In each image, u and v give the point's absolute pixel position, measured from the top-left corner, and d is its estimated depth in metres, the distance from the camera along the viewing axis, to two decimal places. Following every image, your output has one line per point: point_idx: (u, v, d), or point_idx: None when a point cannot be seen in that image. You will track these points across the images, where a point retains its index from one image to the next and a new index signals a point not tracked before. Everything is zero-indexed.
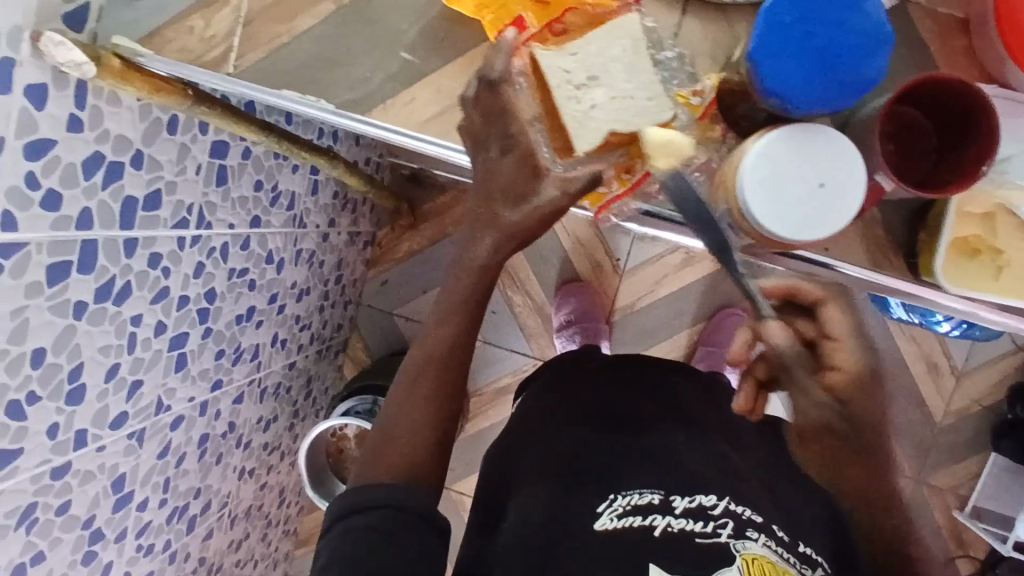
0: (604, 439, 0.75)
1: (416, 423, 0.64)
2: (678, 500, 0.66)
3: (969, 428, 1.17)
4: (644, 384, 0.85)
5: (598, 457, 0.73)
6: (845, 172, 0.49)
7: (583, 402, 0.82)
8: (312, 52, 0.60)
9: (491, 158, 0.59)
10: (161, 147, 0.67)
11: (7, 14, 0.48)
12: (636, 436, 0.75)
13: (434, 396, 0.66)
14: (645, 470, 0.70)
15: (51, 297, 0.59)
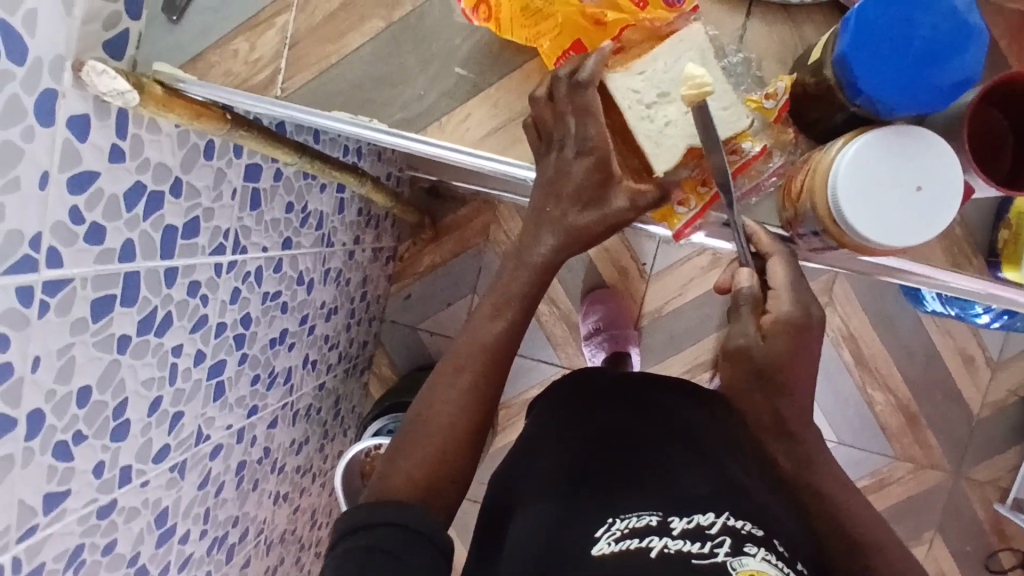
0: (626, 455, 0.58)
1: (450, 438, 0.56)
2: (677, 519, 0.49)
3: (1009, 420, 1.16)
4: (671, 419, 0.62)
5: (603, 472, 0.57)
6: (940, 175, 0.47)
7: (609, 419, 0.63)
8: (363, 72, 0.57)
9: (564, 156, 0.56)
10: (199, 173, 0.65)
11: (51, 44, 0.47)
12: (678, 466, 0.56)
13: (467, 400, 0.57)
14: (655, 490, 0.53)
15: (96, 332, 0.57)
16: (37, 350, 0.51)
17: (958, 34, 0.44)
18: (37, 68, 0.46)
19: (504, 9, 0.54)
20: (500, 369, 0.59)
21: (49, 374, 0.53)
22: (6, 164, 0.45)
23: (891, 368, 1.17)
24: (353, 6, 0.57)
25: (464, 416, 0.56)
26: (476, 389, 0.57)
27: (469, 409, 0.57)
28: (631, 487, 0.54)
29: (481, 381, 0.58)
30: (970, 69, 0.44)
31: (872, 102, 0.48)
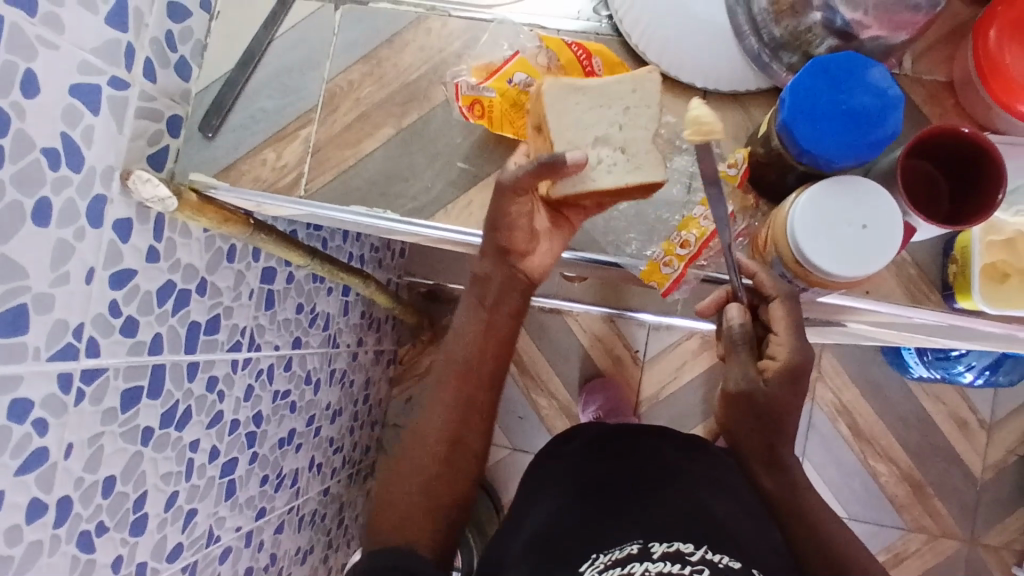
0: (602, 503, 0.60)
1: (429, 469, 0.61)
2: (656, 546, 0.51)
3: (1012, 482, 1.17)
4: (644, 456, 0.66)
5: (587, 521, 0.57)
6: (876, 207, 0.46)
7: (587, 466, 0.66)
8: (375, 167, 0.60)
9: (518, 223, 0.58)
10: (221, 274, 0.71)
11: (104, 156, 0.53)
12: (650, 503, 0.58)
13: (457, 417, 0.62)
14: (631, 522, 0.55)
15: (123, 423, 0.60)
16: (71, 438, 0.54)
17: (883, 103, 0.45)
18: (91, 177, 0.52)
19: (496, 107, 0.56)
20: (473, 396, 0.63)
21: (79, 463, 0.55)
22: (58, 260, 0.50)
23: (888, 437, 1.19)
24: (368, 116, 0.61)
25: (443, 444, 0.61)
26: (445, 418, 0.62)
27: (444, 436, 0.61)
28: (602, 526, 0.56)
29: (449, 411, 0.62)
30: (897, 127, 0.45)
31: (816, 158, 0.47)
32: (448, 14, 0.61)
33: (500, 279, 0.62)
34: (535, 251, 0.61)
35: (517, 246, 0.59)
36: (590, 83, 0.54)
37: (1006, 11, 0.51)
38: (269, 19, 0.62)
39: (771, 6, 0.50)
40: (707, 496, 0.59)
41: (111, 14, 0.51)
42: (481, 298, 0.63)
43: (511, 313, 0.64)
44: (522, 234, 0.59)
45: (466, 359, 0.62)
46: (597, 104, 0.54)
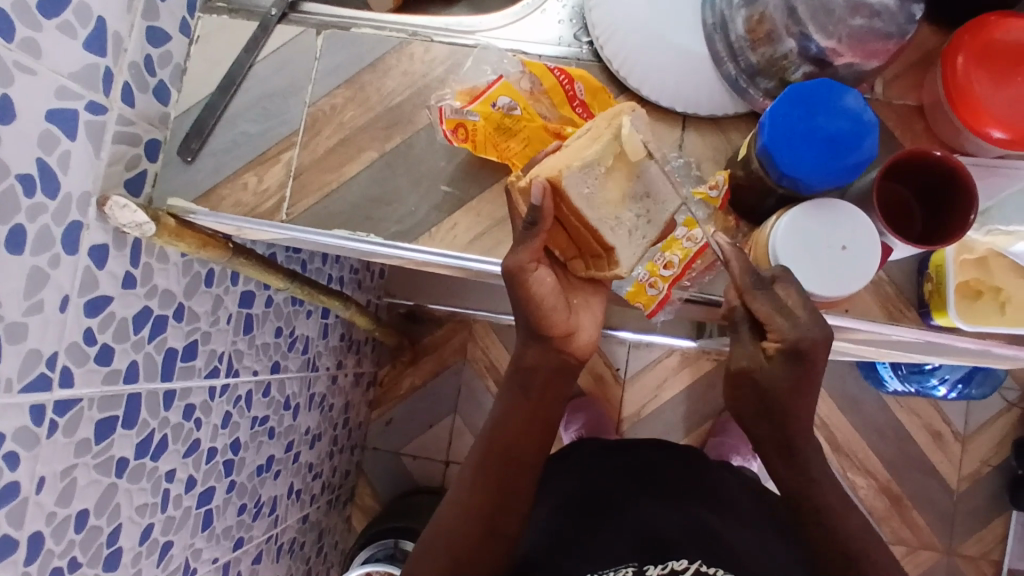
0: (596, 518, 0.65)
1: (458, 552, 0.54)
2: (652, 568, 0.59)
3: (985, 491, 1.19)
4: (634, 465, 0.71)
5: (583, 539, 0.63)
6: (850, 228, 0.48)
7: (582, 478, 0.70)
8: (359, 191, 0.60)
9: (545, 287, 0.55)
10: (199, 299, 0.69)
11: (80, 182, 0.52)
12: (639, 515, 0.64)
13: (489, 480, 0.57)
14: (622, 542, 0.61)
15: (98, 454, 0.58)
16: (43, 471, 0.52)
17: (860, 126, 0.45)
18: (66, 203, 0.51)
19: (480, 131, 0.56)
20: (511, 483, 0.57)
21: (51, 497, 0.54)
22: (32, 289, 0.49)
23: (866, 451, 1.21)
24: (351, 140, 0.61)
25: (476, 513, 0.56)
26: (479, 500, 0.56)
27: (478, 521, 0.55)
28: (599, 540, 0.62)
29: (484, 497, 0.56)
30: (874, 150, 0.46)
31: (796, 181, 0.48)
32: (431, 40, 0.62)
33: (548, 366, 0.59)
34: (582, 325, 0.59)
35: (559, 328, 0.57)
36: (591, 153, 0.49)
37: (970, 42, 0.53)
38: (250, 44, 0.62)
39: (748, 34, 0.52)
40: (692, 501, 0.66)
41: (89, 39, 0.50)
42: (527, 386, 0.59)
43: (562, 399, 0.61)
44: (562, 314, 0.57)
45: (504, 442, 0.58)
46: (606, 172, 0.50)
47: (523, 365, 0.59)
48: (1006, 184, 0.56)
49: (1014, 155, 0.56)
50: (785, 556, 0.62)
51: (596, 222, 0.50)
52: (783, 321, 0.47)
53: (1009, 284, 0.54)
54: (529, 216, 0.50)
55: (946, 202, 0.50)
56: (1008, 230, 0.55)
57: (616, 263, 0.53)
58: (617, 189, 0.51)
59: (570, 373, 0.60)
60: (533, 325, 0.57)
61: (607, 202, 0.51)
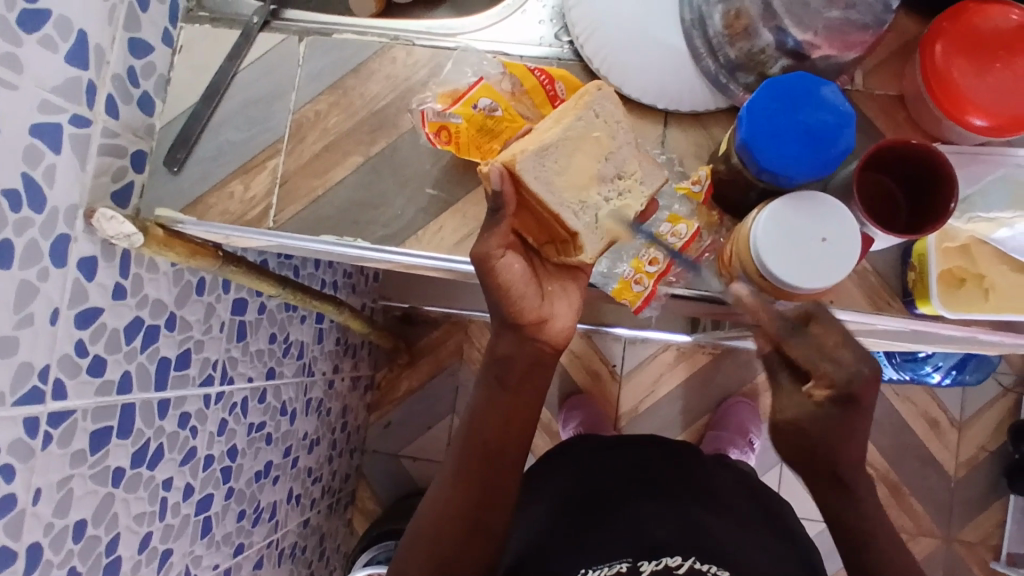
0: (590, 516, 0.65)
1: (442, 548, 0.55)
2: (645, 564, 0.59)
3: (983, 476, 1.20)
4: (629, 463, 0.71)
5: (576, 536, 0.63)
6: (830, 221, 0.48)
7: (576, 476, 0.71)
8: (345, 196, 0.60)
9: (513, 270, 0.54)
10: (191, 307, 0.70)
11: (67, 195, 0.52)
12: (631, 508, 0.65)
13: (473, 474, 0.57)
14: (617, 538, 0.62)
15: (93, 465, 0.58)
16: (39, 482, 0.53)
17: (839, 117, 0.46)
18: (53, 216, 0.51)
19: (463, 132, 0.56)
20: (495, 478, 0.58)
21: (48, 508, 0.54)
22: (22, 301, 0.49)
23: (864, 440, 1.21)
24: (336, 145, 0.61)
25: (461, 509, 0.56)
26: (464, 499, 0.57)
27: (463, 521, 0.56)
28: (593, 536, 0.63)
29: (468, 497, 0.57)
30: (850, 144, 0.47)
31: (775, 175, 0.49)
32: (413, 44, 0.62)
33: (524, 357, 0.59)
34: (557, 314, 0.58)
35: (529, 315, 0.57)
36: (552, 136, 0.50)
37: (950, 28, 0.54)
38: (233, 52, 0.62)
39: (725, 29, 0.52)
40: (684, 496, 0.66)
41: (71, 53, 0.50)
42: (502, 379, 0.59)
43: (537, 389, 0.60)
44: (533, 301, 0.57)
45: (486, 437, 0.58)
46: (573, 154, 0.51)
47: (496, 355, 0.59)
48: (987, 171, 0.57)
49: (995, 142, 0.56)
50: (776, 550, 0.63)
51: (557, 205, 0.51)
52: (831, 367, 0.50)
53: (991, 271, 0.55)
54: (494, 201, 0.51)
55: (931, 189, 0.50)
56: (989, 216, 0.55)
57: (582, 248, 0.53)
58: (584, 171, 0.51)
59: (547, 364, 0.60)
60: (502, 313, 0.57)
61: (572, 184, 0.51)
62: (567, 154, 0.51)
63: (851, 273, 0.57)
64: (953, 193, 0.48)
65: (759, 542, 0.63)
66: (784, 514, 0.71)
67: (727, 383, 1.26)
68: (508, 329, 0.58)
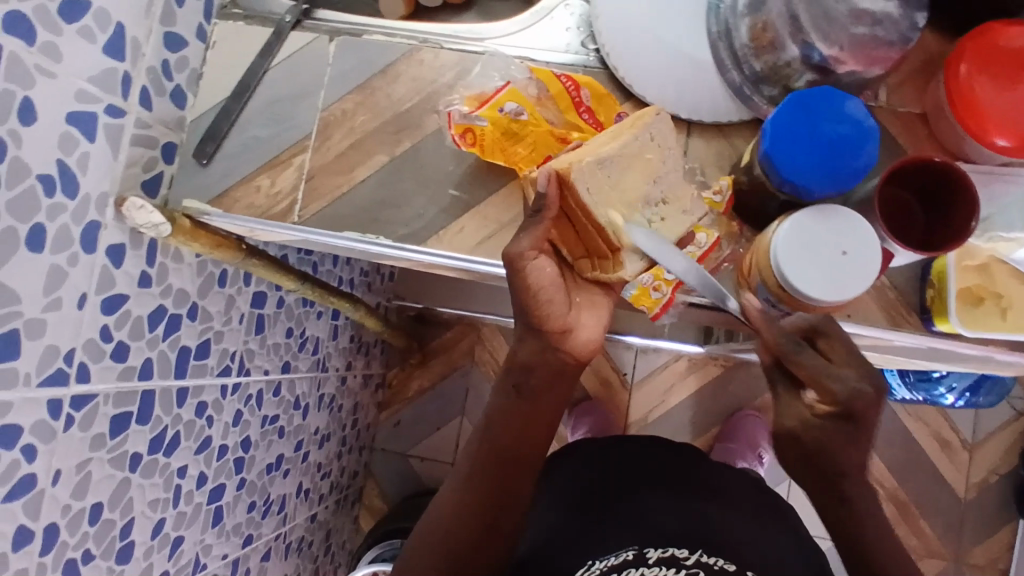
0: (591, 503, 0.67)
1: (455, 546, 0.55)
2: (652, 551, 0.60)
3: (995, 501, 1.18)
4: (629, 451, 0.73)
5: (581, 526, 0.65)
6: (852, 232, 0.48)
7: (577, 465, 0.72)
8: (369, 195, 0.61)
9: (540, 276, 0.55)
10: (212, 299, 0.71)
11: (99, 183, 0.53)
12: (634, 496, 0.67)
13: (488, 472, 0.58)
14: (623, 526, 0.64)
15: (112, 449, 0.60)
16: (59, 465, 0.54)
17: (860, 132, 0.47)
18: (85, 204, 0.52)
19: (487, 135, 0.57)
20: (507, 477, 0.58)
21: (67, 490, 0.55)
22: (51, 286, 0.50)
23: (875, 459, 1.21)
24: (361, 144, 0.62)
25: (475, 507, 0.57)
26: (476, 498, 0.57)
27: (474, 519, 0.56)
28: (598, 525, 0.64)
29: (480, 499, 0.57)
30: (873, 157, 0.47)
31: (796, 188, 0.49)
32: (440, 47, 0.63)
33: (545, 367, 0.60)
34: (582, 324, 0.60)
35: (557, 322, 0.58)
36: (609, 149, 0.51)
37: (973, 48, 0.54)
38: (265, 50, 0.64)
39: (752, 42, 0.53)
40: (687, 487, 0.68)
41: (108, 45, 0.51)
42: (521, 385, 0.60)
43: (557, 402, 0.61)
44: (560, 308, 0.57)
45: (501, 438, 0.59)
46: (627, 170, 0.52)
47: (517, 363, 0.60)
48: (1007, 190, 0.57)
49: (1017, 162, 0.56)
50: (775, 537, 0.65)
51: (604, 219, 0.51)
52: (834, 383, 0.49)
53: (1009, 290, 0.55)
54: (536, 203, 0.52)
55: (951, 201, 0.50)
56: (1010, 236, 0.56)
57: (622, 264, 0.53)
58: (633, 189, 0.52)
59: (567, 374, 0.61)
60: (528, 317, 0.57)
61: (623, 198, 0.52)
62: (619, 171, 0.51)
63: (870, 288, 0.57)
64: (975, 205, 0.48)
65: (761, 532, 0.65)
66: (782, 503, 0.73)
67: (738, 396, 1.26)
68: (531, 335, 0.59)
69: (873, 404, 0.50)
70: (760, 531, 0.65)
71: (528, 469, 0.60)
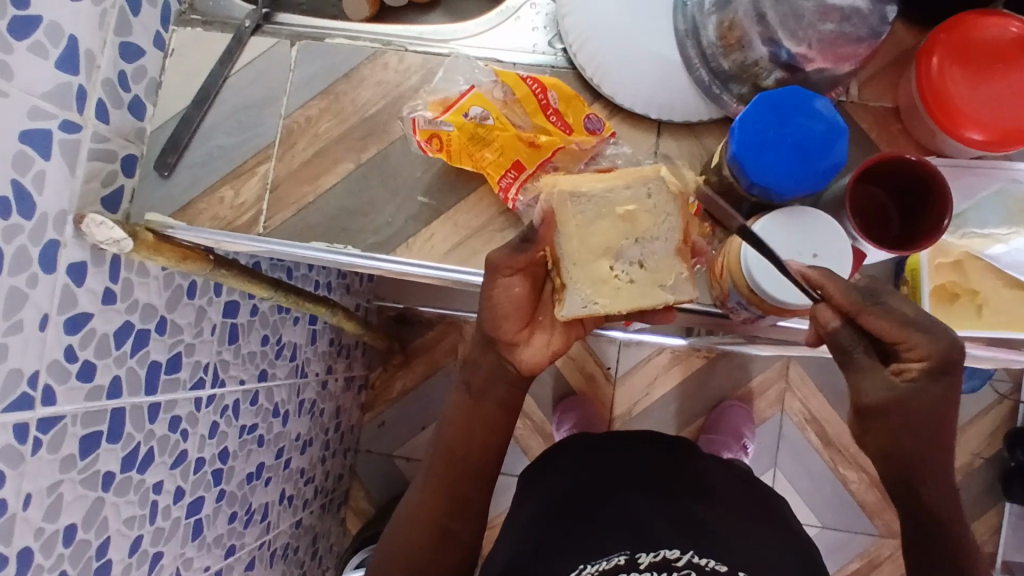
0: (579, 505, 0.66)
1: (413, 555, 0.56)
2: (644, 555, 0.60)
3: (979, 483, 1.20)
4: (617, 453, 0.72)
5: (569, 531, 0.64)
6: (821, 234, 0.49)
7: (565, 467, 0.72)
8: (336, 204, 0.60)
9: (496, 287, 0.54)
10: (182, 311, 0.69)
11: (56, 201, 0.52)
12: (619, 493, 0.67)
13: (444, 481, 0.59)
14: (610, 528, 0.63)
15: (83, 469, 0.58)
16: (29, 488, 0.52)
17: (831, 131, 0.46)
18: (43, 222, 0.51)
19: (454, 140, 0.56)
20: (460, 481, 0.59)
21: (38, 513, 0.54)
22: (10, 308, 0.48)
23: (859, 446, 1.22)
24: (327, 152, 0.61)
25: (435, 515, 0.58)
26: (431, 506, 0.58)
27: (431, 526, 0.57)
28: (587, 529, 0.64)
29: (435, 504, 0.58)
30: (844, 155, 0.47)
31: (766, 189, 0.49)
32: (405, 49, 0.62)
33: (487, 369, 0.60)
34: (534, 344, 0.59)
35: (504, 335, 0.58)
36: (591, 186, 0.51)
37: (945, 41, 0.53)
38: (225, 56, 0.62)
39: (719, 40, 0.52)
40: (674, 486, 0.68)
41: (62, 58, 0.50)
42: (469, 384, 0.61)
43: (502, 405, 0.61)
44: (511, 325, 0.57)
45: (450, 444, 0.60)
46: (600, 217, 0.51)
47: (466, 360, 0.62)
48: (980, 185, 0.57)
49: (990, 155, 0.56)
50: (766, 533, 0.64)
51: (560, 249, 0.52)
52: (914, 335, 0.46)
53: (983, 287, 0.56)
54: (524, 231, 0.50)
55: (925, 188, 0.50)
56: (984, 232, 0.57)
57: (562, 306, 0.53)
58: (604, 236, 0.51)
59: (511, 383, 0.61)
60: (487, 327, 0.57)
61: (588, 245, 0.51)
62: (598, 219, 0.51)
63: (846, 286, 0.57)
64: (947, 192, 0.48)
65: (752, 529, 0.64)
66: (776, 500, 0.73)
67: (722, 387, 1.26)
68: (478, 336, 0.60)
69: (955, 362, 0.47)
70: (749, 527, 0.64)
71: (487, 474, 0.60)
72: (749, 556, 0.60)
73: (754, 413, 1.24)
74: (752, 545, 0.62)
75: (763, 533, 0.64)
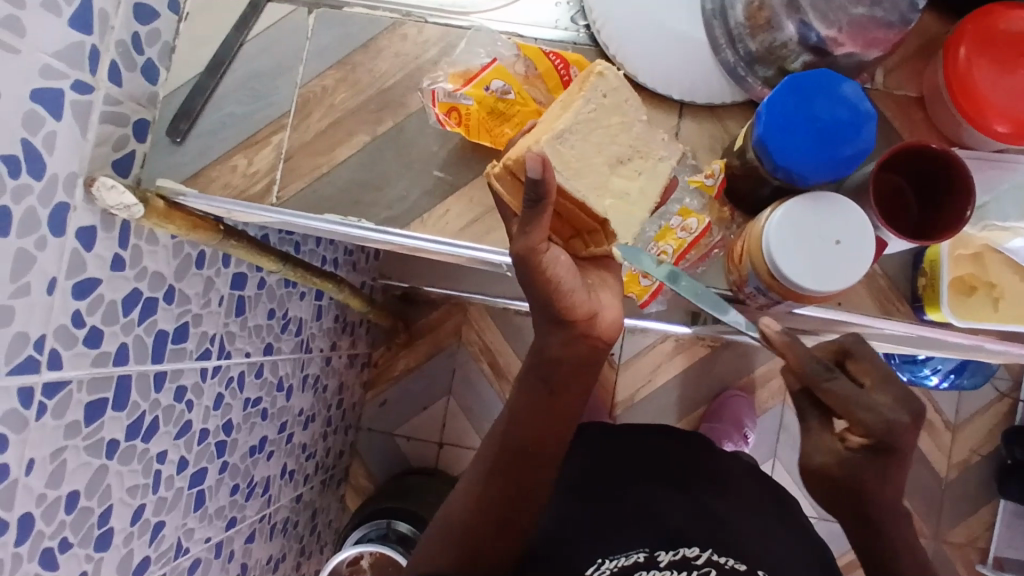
0: (597, 500, 0.66)
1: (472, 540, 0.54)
2: (663, 553, 0.58)
3: (975, 479, 1.22)
4: (640, 450, 0.72)
5: (585, 527, 0.62)
6: (841, 220, 0.48)
7: (585, 461, 0.72)
8: (349, 177, 0.60)
9: (551, 260, 0.52)
10: (190, 281, 0.69)
11: (67, 163, 0.51)
12: (640, 488, 0.66)
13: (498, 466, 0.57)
14: (631, 527, 0.61)
15: (88, 436, 0.58)
16: (33, 454, 0.52)
17: (857, 116, 0.46)
18: (53, 184, 0.50)
19: (473, 115, 0.56)
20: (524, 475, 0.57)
21: (41, 479, 0.54)
22: (19, 270, 0.48)
23: None
24: (342, 123, 0.60)
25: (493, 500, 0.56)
26: (490, 490, 0.56)
27: (490, 512, 0.56)
28: (607, 525, 0.62)
29: (489, 489, 0.56)
30: (871, 140, 0.46)
31: (790, 174, 0.48)
32: (424, 21, 0.61)
33: (569, 358, 0.57)
34: (604, 306, 0.56)
35: (579, 309, 0.55)
36: (565, 122, 0.49)
37: (972, 31, 0.52)
38: (240, 22, 0.61)
39: (747, 21, 0.52)
40: (693, 483, 0.67)
41: (75, 17, 0.49)
42: (543, 379, 0.58)
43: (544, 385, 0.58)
44: (581, 295, 0.55)
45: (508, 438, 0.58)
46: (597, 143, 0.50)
47: (546, 357, 0.57)
48: (1002, 178, 0.57)
49: (1013, 149, 0.56)
50: (784, 534, 0.64)
51: (580, 194, 0.49)
52: (867, 415, 0.47)
53: (1002, 280, 0.55)
54: (530, 194, 0.46)
55: (948, 181, 0.49)
56: (1004, 224, 0.56)
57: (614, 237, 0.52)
58: (605, 155, 0.50)
59: (597, 358, 0.58)
60: (555, 309, 0.54)
61: (594, 168, 0.50)
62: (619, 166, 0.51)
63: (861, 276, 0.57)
64: (973, 188, 0.47)
65: (769, 529, 0.64)
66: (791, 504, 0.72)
67: (724, 375, 1.26)
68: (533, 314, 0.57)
69: (910, 434, 0.47)
70: (770, 527, 0.64)
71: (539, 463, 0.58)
72: (769, 553, 0.60)
73: (755, 402, 1.24)
74: (765, 541, 0.61)
75: (784, 535, 0.63)
